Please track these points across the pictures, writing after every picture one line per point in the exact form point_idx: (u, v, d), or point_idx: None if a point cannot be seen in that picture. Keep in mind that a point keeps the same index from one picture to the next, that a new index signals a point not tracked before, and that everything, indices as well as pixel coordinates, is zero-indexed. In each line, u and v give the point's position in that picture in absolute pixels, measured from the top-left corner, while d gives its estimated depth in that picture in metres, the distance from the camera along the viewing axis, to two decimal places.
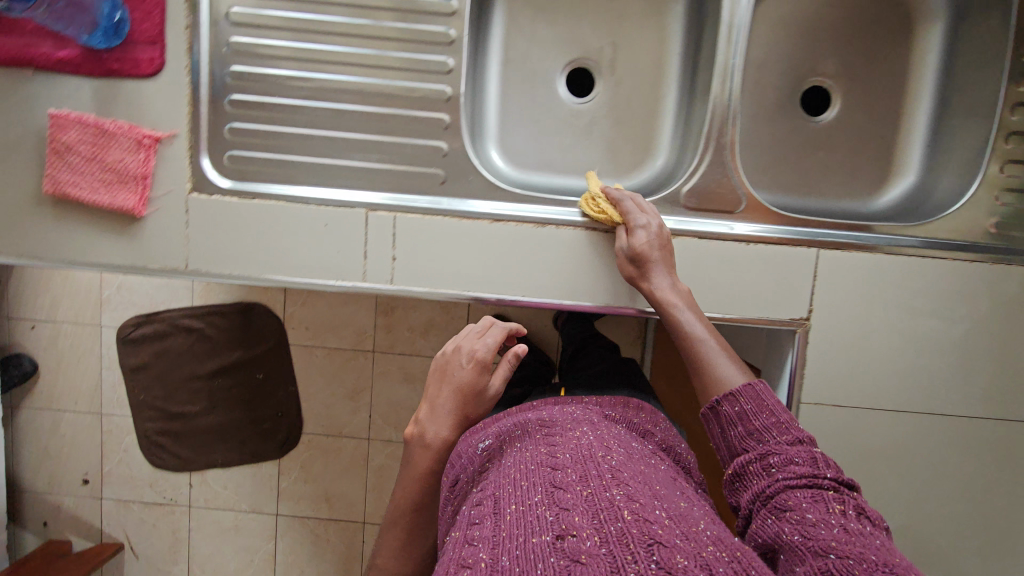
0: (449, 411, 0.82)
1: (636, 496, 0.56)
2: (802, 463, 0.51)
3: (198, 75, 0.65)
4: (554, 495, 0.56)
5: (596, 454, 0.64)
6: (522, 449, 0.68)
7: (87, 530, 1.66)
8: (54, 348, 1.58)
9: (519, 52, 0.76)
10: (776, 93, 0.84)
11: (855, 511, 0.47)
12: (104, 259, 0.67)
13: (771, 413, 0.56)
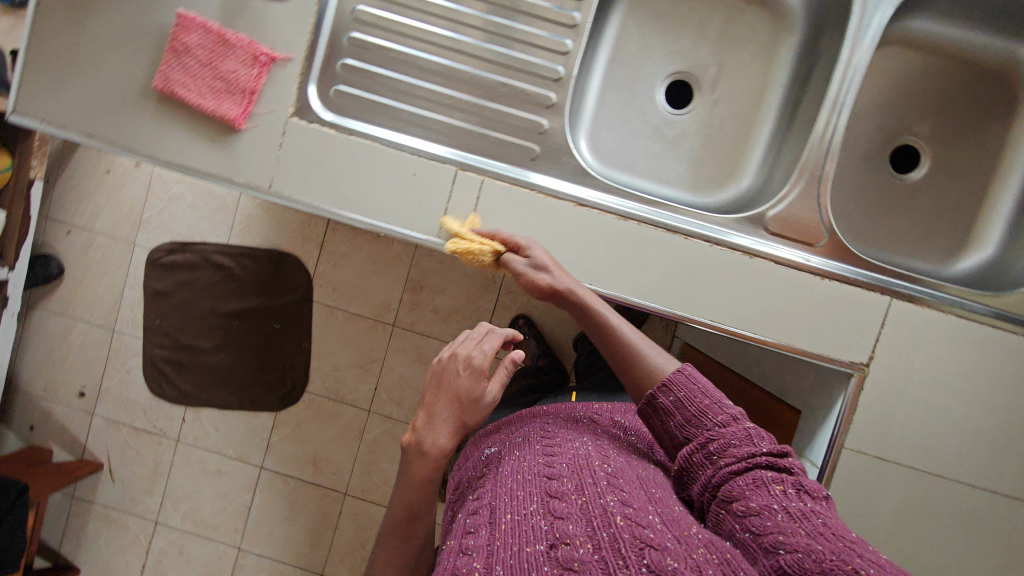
0: (453, 428, 0.66)
1: (630, 502, 0.56)
2: (740, 445, 0.56)
3: (326, 7, 0.67)
4: (550, 504, 0.56)
5: (593, 461, 0.64)
6: (518, 455, 0.68)
7: (69, 443, 1.63)
8: (83, 256, 1.59)
9: (628, 54, 0.79)
10: (868, 144, 0.88)
11: (793, 488, 0.53)
12: (194, 166, 0.68)
13: (698, 394, 0.60)
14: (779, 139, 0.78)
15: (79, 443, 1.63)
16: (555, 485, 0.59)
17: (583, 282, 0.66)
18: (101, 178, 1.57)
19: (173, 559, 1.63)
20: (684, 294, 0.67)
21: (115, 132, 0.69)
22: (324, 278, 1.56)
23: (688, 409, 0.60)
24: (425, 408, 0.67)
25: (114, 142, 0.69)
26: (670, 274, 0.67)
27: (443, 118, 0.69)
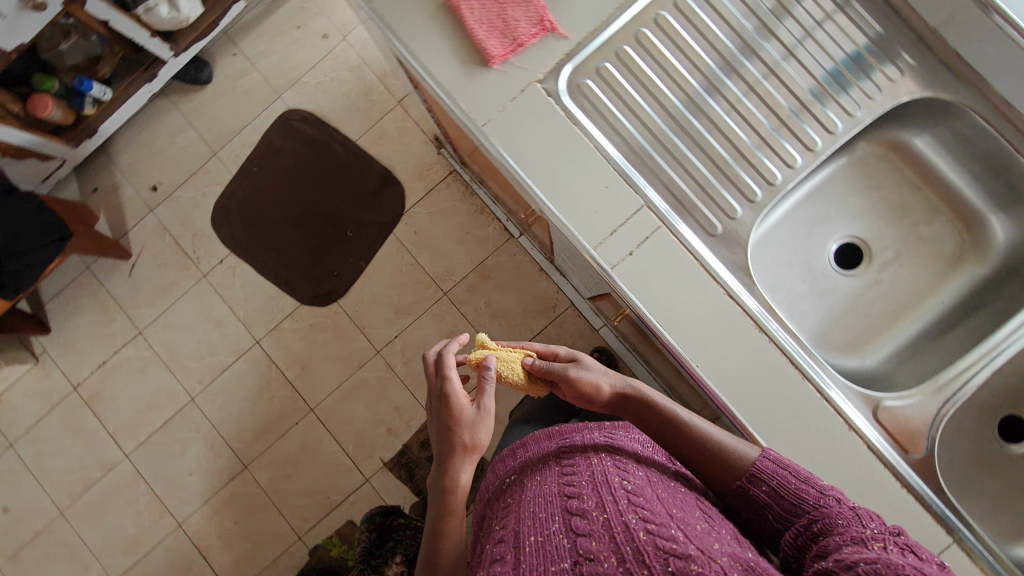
0: (467, 458, 0.74)
1: (651, 515, 0.59)
2: (843, 516, 0.56)
3: (621, 12, 0.72)
4: (572, 523, 0.60)
5: (612, 475, 0.67)
6: (540, 479, 0.72)
7: (114, 221, 1.65)
8: (232, 79, 1.64)
9: (824, 199, 0.85)
10: (991, 397, 0.87)
11: (897, 547, 0.51)
12: (435, 70, 0.73)
13: (790, 475, 0.63)
14: (923, 343, 0.81)
15: (123, 227, 1.65)
16: (575, 503, 0.63)
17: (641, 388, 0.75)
18: (290, 29, 1.64)
19: (132, 373, 1.62)
20: (772, 424, 0.69)
21: (393, 6, 0.74)
22: (414, 220, 1.59)
23: (785, 495, 0.61)
24: (437, 459, 0.74)
25: (385, 16, 0.74)
26: (770, 399, 0.69)
27: (650, 147, 0.73)
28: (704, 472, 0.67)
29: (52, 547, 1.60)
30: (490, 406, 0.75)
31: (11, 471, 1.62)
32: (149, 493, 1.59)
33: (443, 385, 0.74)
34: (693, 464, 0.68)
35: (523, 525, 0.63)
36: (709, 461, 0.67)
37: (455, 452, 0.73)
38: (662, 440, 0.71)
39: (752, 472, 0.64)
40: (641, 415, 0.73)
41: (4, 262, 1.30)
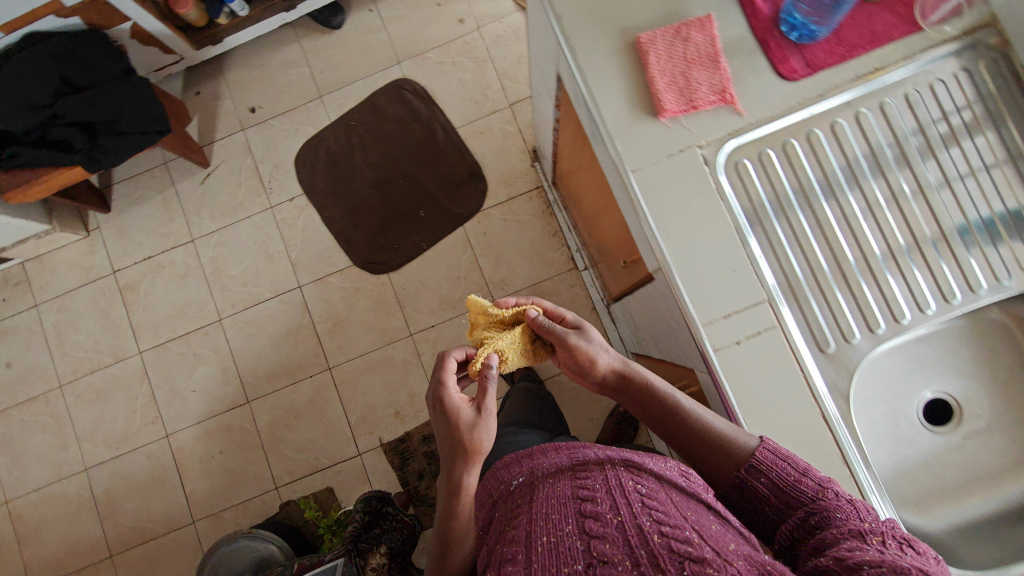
0: (470, 462, 0.72)
1: (664, 516, 0.56)
2: (846, 515, 0.54)
3: (802, 107, 0.71)
4: (584, 524, 0.57)
5: (625, 480, 0.64)
6: (553, 483, 0.69)
7: (203, 128, 1.67)
8: (360, 32, 1.66)
9: (937, 347, 0.84)
10: None
11: (899, 543, 0.48)
12: (604, 104, 0.73)
13: (791, 468, 0.61)
14: (991, 525, 0.79)
15: (211, 137, 1.66)
16: (588, 506, 0.60)
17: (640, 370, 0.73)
18: (429, 5, 1.65)
19: (172, 277, 1.62)
20: None
21: (584, 35, 0.74)
22: (486, 221, 1.59)
23: (784, 489, 0.60)
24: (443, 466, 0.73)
25: (572, 42, 0.74)
26: None
27: (787, 244, 0.71)
28: (698, 460, 0.66)
29: (40, 415, 1.60)
30: (490, 408, 0.72)
31: (28, 331, 1.63)
32: (149, 395, 1.59)
33: (442, 394, 0.73)
34: (682, 448, 0.69)
35: (536, 528, 0.60)
36: (705, 450, 0.65)
37: (457, 454, 0.71)
38: (660, 421, 0.71)
39: (746, 463, 0.62)
40: (641, 396, 0.73)
41: (101, 135, 1.32)
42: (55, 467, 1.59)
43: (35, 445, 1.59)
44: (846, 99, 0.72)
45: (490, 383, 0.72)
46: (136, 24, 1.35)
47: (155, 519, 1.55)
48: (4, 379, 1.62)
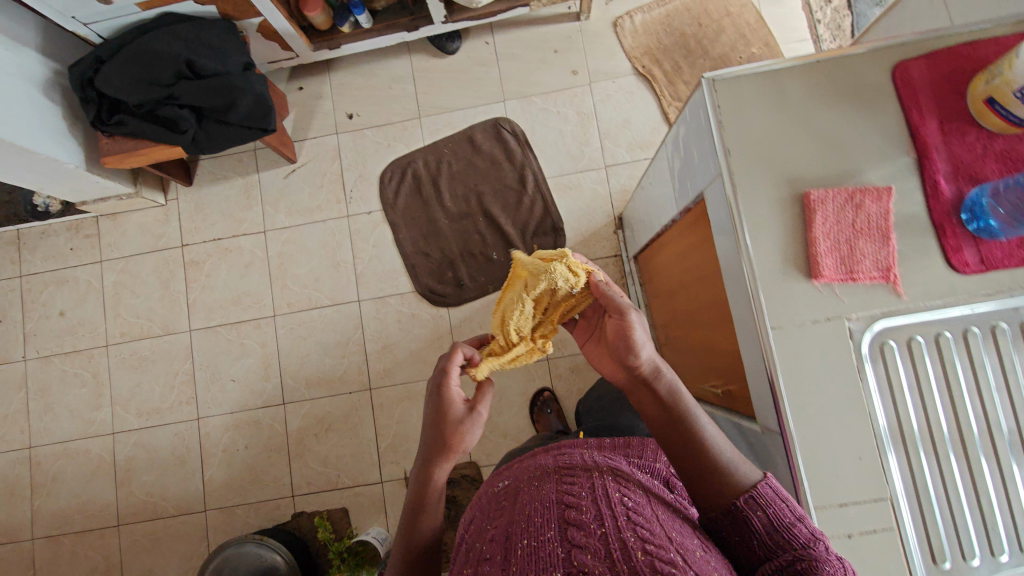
0: (447, 456, 0.70)
1: (647, 535, 0.53)
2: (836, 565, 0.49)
3: (966, 304, 0.67)
4: (567, 531, 0.55)
5: (611, 491, 0.61)
6: (537, 486, 0.65)
7: (297, 123, 1.67)
8: (472, 63, 1.65)
9: None
10: None
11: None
12: (757, 253, 0.69)
13: (787, 511, 0.57)
14: None
15: (304, 133, 1.66)
16: (572, 514, 0.57)
17: (668, 373, 0.67)
18: (546, 49, 1.63)
19: (237, 263, 1.63)
20: None
21: (749, 179, 0.71)
22: None
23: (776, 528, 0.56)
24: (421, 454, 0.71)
25: (737, 184, 0.70)
26: None
27: (920, 440, 0.67)
28: (694, 482, 0.62)
29: (81, 370, 1.62)
30: (482, 413, 0.72)
31: (88, 285, 1.65)
32: (188, 374, 1.60)
33: (442, 383, 0.72)
34: (682, 459, 0.63)
35: (516, 529, 0.57)
36: (704, 469, 0.61)
37: (433, 440, 0.70)
38: (667, 427, 0.65)
39: (745, 494, 0.58)
40: (663, 403, 0.66)
41: (208, 120, 1.33)
42: (84, 423, 1.59)
43: (70, 398, 1.61)
44: (1015, 304, 0.68)
45: (491, 393, 0.73)
46: (265, 20, 1.35)
47: (168, 497, 1.55)
48: (55, 326, 1.64)
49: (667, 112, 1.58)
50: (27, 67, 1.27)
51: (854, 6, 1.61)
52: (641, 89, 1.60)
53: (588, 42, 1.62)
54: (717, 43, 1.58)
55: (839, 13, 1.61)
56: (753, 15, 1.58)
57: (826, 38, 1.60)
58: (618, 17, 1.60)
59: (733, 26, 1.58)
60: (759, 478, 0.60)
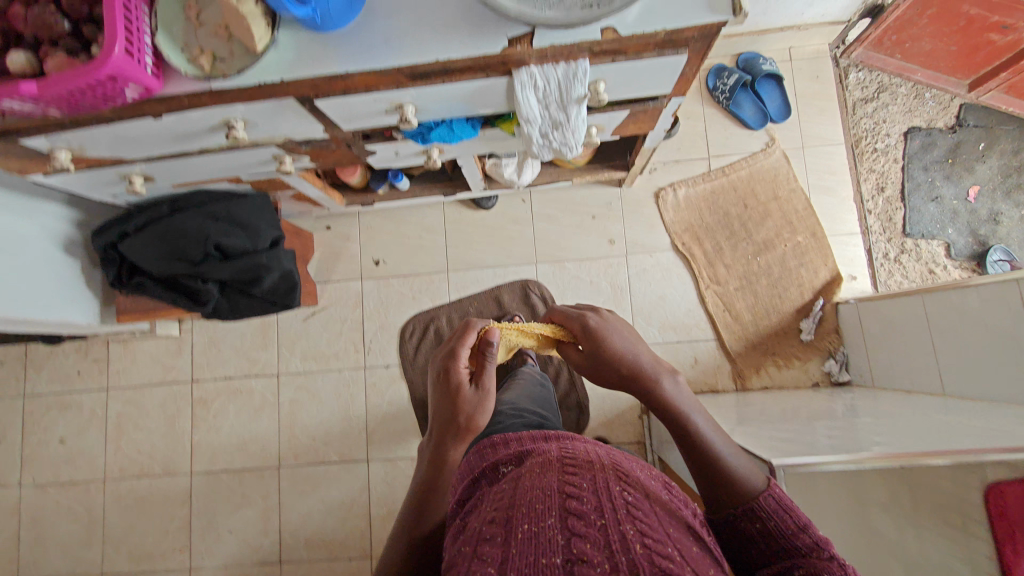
0: (461, 439, 0.67)
1: (650, 530, 0.45)
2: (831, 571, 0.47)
3: None
4: (567, 520, 0.46)
5: (612, 485, 0.53)
6: (531, 473, 0.57)
7: (321, 264, 1.62)
8: (507, 220, 1.60)
9: None
10: None
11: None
12: None
13: (790, 520, 0.54)
14: None
15: (328, 275, 1.62)
16: (571, 503, 0.49)
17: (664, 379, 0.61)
18: (584, 214, 1.58)
19: (246, 405, 1.58)
20: None
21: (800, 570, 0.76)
22: None
23: (775, 536, 0.53)
24: (432, 442, 0.68)
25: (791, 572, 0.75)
26: None
27: None
28: (701, 484, 0.60)
29: (75, 503, 1.57)
30: (490, 387, 0.68)
31: (92, 413, 1.60)
32: (184, 519, 1.54)
33: (451, 365, 0.68)
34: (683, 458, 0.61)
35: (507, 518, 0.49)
36: (709, 475, 0.58)
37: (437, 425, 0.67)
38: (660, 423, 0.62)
39: (748, 504, 0.55)
40: (656, 407, 0.62)
41: (230, 290, 1.28)
42: (74, 561, 1.54)
43: (62, 533, 1.55)
44: None
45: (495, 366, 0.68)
46: (299, 189, 1.31)
47: None
48: (54, 454, 1.59)
49: (703, 296, 1.52)
50: (49, 228, 1.23)
51: (907, 199, 1.55)
52: (678, 266, 1.55)
53: (627, 211, 1.57)
54: (762, 227, 1.53)
55: (892, 204, 1.55)
56: (802, 202, 1.53)
57: (875, 230, 1.55)
58: (660, 190, 1.55)
59: (781, 211, 1.53)
60: (764, 483, 0.57)
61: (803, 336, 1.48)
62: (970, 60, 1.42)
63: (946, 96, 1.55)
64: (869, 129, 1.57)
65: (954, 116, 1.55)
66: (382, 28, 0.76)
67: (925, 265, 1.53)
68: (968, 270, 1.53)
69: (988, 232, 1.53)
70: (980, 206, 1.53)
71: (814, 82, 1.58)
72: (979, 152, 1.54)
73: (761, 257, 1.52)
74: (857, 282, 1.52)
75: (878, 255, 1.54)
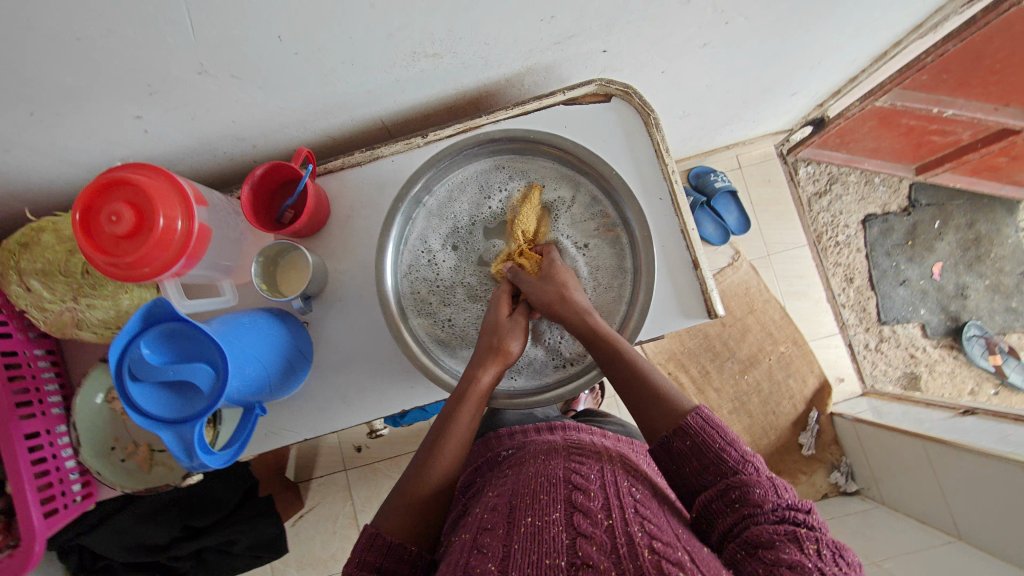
0: (494, 361, 0.60)
1: (659, 530, 0.47)
2: (762, 498, 0.48)
3: None
4: (575, 517, 0.48)
5: (619, 479, 0.55)
6: (544, 459, 0.58)
7: (299, 463, 1.52)
8: None
9: None
10: None
11: (830, 551, 0.44)
12: None
13: (718, 436, 0.53)
14: None
15: (308, 473, 1.52)
16: (582, 497, 0.50)
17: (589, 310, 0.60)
18: None
19: None
20: None
21: None
22: None
23: (705, 459, 0.52)
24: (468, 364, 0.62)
25: None
26: None
27: None
28: (638, 413, 0.58)
29: None
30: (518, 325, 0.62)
31: None
32: None
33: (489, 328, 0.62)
34: (616, 383, 0.60)
35: (521, 505, 0.51)
36: (640, 399, 0.58)
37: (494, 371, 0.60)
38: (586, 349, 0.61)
39: (676, 425, 0.54)
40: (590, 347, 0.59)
41: (206, 552, 1.15)
42: None
43: None
44: None
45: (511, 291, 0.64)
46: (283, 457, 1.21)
47: None
48: None
49: None
50: None
51: (877, 287, 1.55)
52: None
53: None
54: (744, 343, 1.50)
55: (863, 294, 1.55)
56: (778, 311, 1.51)
57: (852, 323, 1.54)
58: None
59: (759, 323, 1.51)
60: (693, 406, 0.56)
61: (804, 451, 1.47)
62: (914, 151, 1.42)
63: (895, 179, 1.56)
64: (828, 223, 1.56)
65: (906, 197, 1.56)
66: (333, 384, 0.69)
67: (906, 350, 1.54)
68: (945, 347, 1.55)
69: (958, 307, 1.56)
70: (945, 282, 1.56)
71: (766, 186, 1.56)
72: (935, 230, 1.56)
73: (749, 374, 1.49)
74: (846, 383, 1.51)
75: (859, 347, 1.53)
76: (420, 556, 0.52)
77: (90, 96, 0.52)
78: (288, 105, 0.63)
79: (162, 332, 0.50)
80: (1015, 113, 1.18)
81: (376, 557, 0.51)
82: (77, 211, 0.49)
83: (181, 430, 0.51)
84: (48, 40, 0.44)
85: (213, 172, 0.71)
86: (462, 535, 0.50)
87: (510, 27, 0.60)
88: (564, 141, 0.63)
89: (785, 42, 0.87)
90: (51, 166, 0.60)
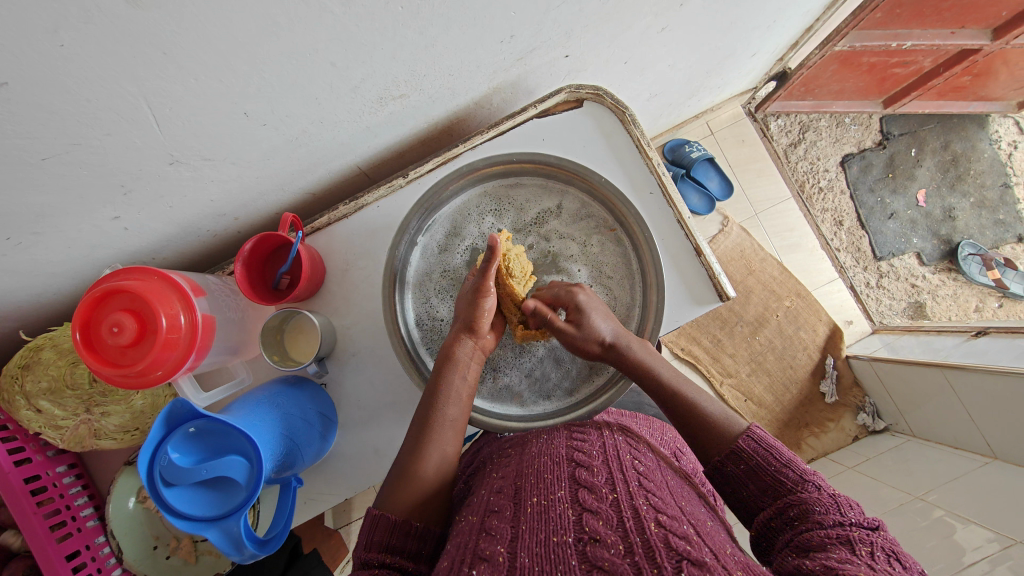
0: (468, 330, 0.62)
1: (663, 504, 0.45)
2: (823, 510, 0.46)
3: None
4: (578, 493, 0.46)
5: (622, 453, 0.53)
6: (546, 439, 0.57)
7: None
8: None
9: None
10: None
11: (885, 555, 0.41)
12: None
13: (775, 457, 0.52)
14: None
15: None
16: (584, 472, 0.48)
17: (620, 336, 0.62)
18: None
19: None
20: None
21: None
22: None
23: (761, 478, 0.52)
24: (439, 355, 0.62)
25: None
26: None
27: None
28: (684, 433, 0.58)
29: None
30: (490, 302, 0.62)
31: None
32: None
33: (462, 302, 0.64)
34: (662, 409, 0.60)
35: (525, 484, 0.48)
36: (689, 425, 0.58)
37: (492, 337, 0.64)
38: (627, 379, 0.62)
39: (729, 448, 0.54)
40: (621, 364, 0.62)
41: None
42: None
43: None
44: None
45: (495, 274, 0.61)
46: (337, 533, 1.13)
47: None
48: None
49: (722, 393, 1.47)
50: None
51: (867, 225, 1.57)
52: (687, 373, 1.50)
53: None
54: (749, 305, 1.50)
55: (855, 234, 1.56)
56: (776, 268, 1.52)
57: (850, 265, 1.55)
58: None
59: (760, 283, 1.51)
60: (745, 426, 0.56)
61: (827, 400, 1.48)
62: (880, 86, 1.43)
63: (864, 116, 1.57)
64: (808, 171, 1.57)
65: (878, 131, 1.58)
66: (365, 441, 0.68)
67: (906, 281, 1.56)
68: (943, 271, 1.57)
69: (948, 230, 1.58)
70: (932, 207, 1.58)
71: (741, 146, 1.56)
72: (913, 158, 1.58)
73: (760, 334, 1.49)
74: (855, 325, 1.52)
75: (861, 287, 1.54)
76: (426, 531, 0.49)
77: (63, 209, 0.50)
78: (263, 174, 0.61)
79: (187, 433, 0.49)
80: (973, 34, 1.20)
81: (379, 537, 0.48)
82: (77, 331, 0.47)
83: (227, 525, 0.50)
84: (14, 166, 0.43)
85: (198, 252, 0.70)
86: (467, 517, 0.47)
87: (471, 55, 0.59)
88: (548, 157, 0.68)
89: (740, 11, 0.87)
90: (37, 283, 0.59)
